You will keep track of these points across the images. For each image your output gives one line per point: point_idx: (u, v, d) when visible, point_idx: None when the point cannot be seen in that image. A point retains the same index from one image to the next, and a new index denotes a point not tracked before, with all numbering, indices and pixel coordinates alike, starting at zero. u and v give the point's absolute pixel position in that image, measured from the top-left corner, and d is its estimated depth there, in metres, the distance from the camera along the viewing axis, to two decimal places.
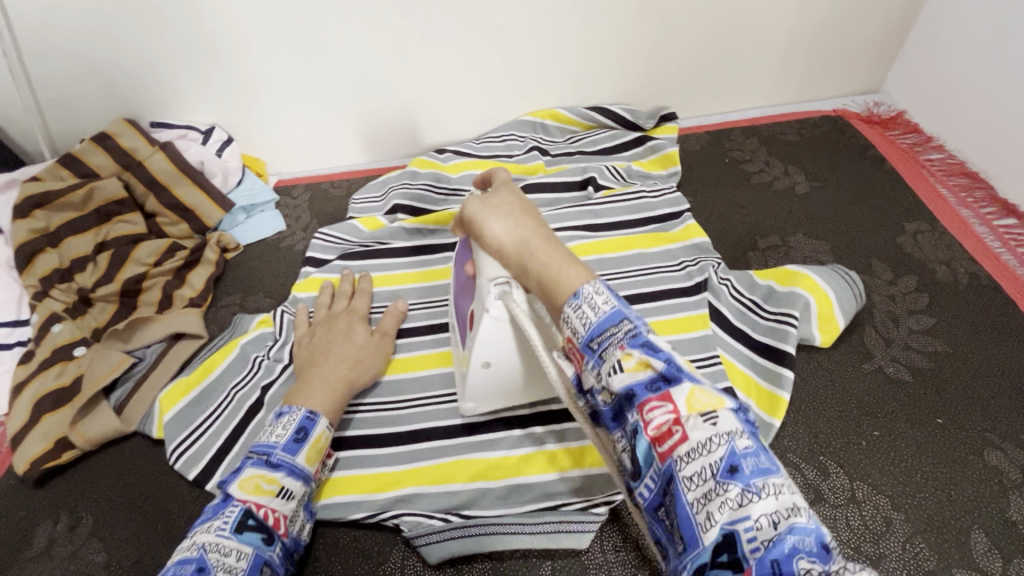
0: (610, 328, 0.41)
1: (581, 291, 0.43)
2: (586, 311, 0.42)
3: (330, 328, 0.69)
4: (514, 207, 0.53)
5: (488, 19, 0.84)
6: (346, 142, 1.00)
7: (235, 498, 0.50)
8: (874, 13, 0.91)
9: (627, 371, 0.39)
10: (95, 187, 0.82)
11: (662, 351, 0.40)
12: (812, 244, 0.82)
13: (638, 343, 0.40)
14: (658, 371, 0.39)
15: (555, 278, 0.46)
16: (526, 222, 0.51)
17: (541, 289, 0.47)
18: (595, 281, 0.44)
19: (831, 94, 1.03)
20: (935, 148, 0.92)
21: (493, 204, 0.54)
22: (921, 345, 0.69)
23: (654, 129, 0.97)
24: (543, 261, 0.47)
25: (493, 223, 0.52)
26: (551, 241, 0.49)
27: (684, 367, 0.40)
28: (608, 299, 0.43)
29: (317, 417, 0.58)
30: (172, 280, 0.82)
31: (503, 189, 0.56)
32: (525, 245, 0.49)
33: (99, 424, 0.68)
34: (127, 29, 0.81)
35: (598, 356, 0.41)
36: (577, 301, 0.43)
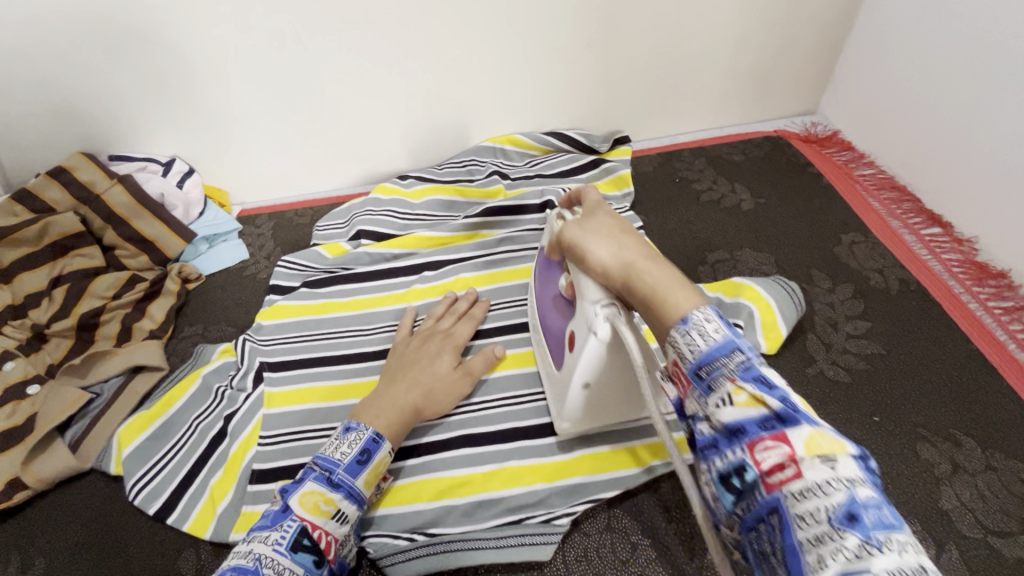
0: (720, 357, 0.39)
1: (691, 316, 0.41)
2: (695, 337, 0.40)
3: (420, 345, 0.70)
4: (613, 229, 0.51)
5: (444, 52, 0.88)
6: (310, 171, 1.02)
7: (295, 513, 0.51)
8: (804, 42, 0.99)
9: (736, 404, 0.37)
10: (51, 222, 0.81)
11: (777, 388, 0.37)
12: (757, 256, 0.87)
13: (751, 376, 0.37)
14: (771, 408, 0.36)
15: (662, 297, 0.44)
16: (628, 244, 0.49)
17: (649, 312, 0.45)
18: (704, 307, 0.41)
19: (771, 116, 1.11)
20: (867, 164, 0.99)
21: (590, 227, 0.52)
22: (858, 348, 0.74)
23: (608, 152, 1.02)
24: (651, 280, 0.45)
25: (597, 247, 0.50)
26: (656, 261, 0.47)
27: (802, 410, 0.36)
28: (718, 327, 0.40)
29: (381, 441, 0.58)
30: (131, 313, 0.82)
31: (604, 213, 0.54)
32: (629, 266, 0.47)
33: (53, 463, 0.67)
34: (84, 65, 0.82)
35: (707, 385, 0.39)
36: (685, 327, 0.41)
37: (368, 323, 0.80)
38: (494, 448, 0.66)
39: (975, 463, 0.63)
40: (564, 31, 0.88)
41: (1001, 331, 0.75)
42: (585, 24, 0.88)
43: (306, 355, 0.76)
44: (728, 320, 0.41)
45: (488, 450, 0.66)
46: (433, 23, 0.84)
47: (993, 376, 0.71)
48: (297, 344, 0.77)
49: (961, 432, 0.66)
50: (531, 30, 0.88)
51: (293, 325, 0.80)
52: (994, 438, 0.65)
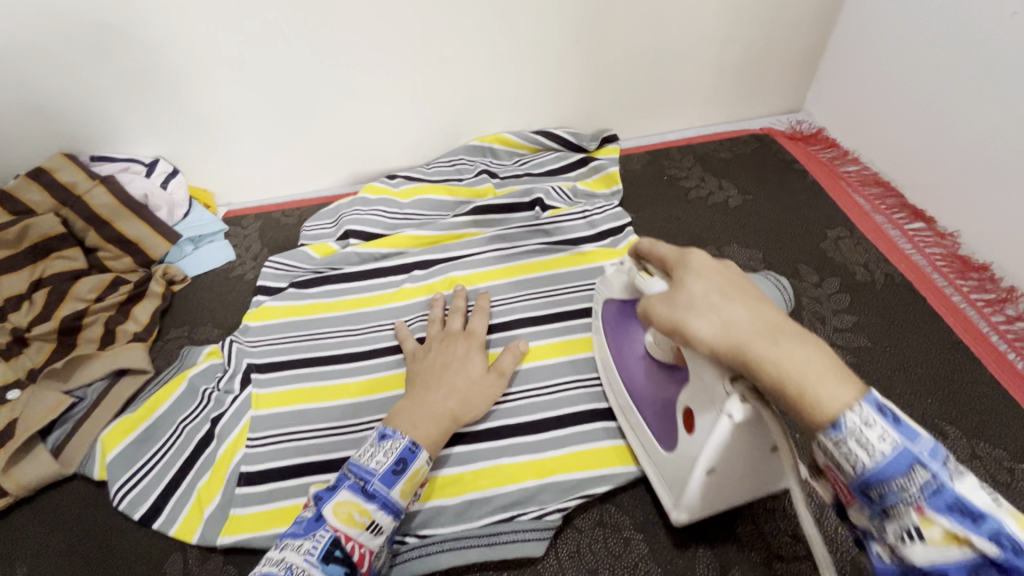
0: (896, 478, 0.34)
1: (843, 418, 0.35)
2: (856, 449, 0.35)
3: (445, 348, 0.69)
4: (715, 295, 0.44)
5: (433, 52, 0.88)
6: (297, 170, 1.01)
7: (328, 523, 0.49)
8: (789, 41, 1.00)
9: (931, 541, 0.33)
10: (30, 223, 0.79)
11: (983, 519, 0.33)
12: (745, 252, 0.88)
13: (944, 503, 0.33)
14: (981, 551, 0.32)
15: (803, 400, 0.37)
16: (737, 314, 0.42)
17: (788, 403, 0.39)
18: (860, 401, 0.35)
19: (757, 114, 1.12)
20: (852, 160, 1.01)
21: (683, 301, 0.45)
22: (846, 341, 0.75)
23: (597, 150, 1.02)
24: (782, 367, 0.38)
25: (698, 319, 0.44)
26: (781, 338, 0.40)
27: (1019, 536, 0.32)
28: (885, 434, 0.35)
29: (418, 450, 0.56)
30: (115, 315, 0.80)
31: (698, 268, 0.47)
32: (746, 351, 0.41)
33: (34, 469, 0.65)
34: (65, 64, 0.80)
35: (882, 508, 0.35)
36: (836, 432, 0.36)
37: (358, 322, 0.79)
38: (485, 445, 0.65)
39: (961, 451, 0.65)
40: (550, 30, 0.89)
41: (983, 323, 0.77)
42: (571, 23, 0.88)
43: (295, 355, 0.75)
44: (894, 413, 0.36)
45: (479, 447, 0.65)
46: (420, 22, 0.84)
47: (977, 367, 0.72)
48: (286, 345, 0.77)
49: (946, 422, 0.67)
50: (518, 29, 0.88)
51: (281, 326, 0.79)
52: (978, 427, 0.67)
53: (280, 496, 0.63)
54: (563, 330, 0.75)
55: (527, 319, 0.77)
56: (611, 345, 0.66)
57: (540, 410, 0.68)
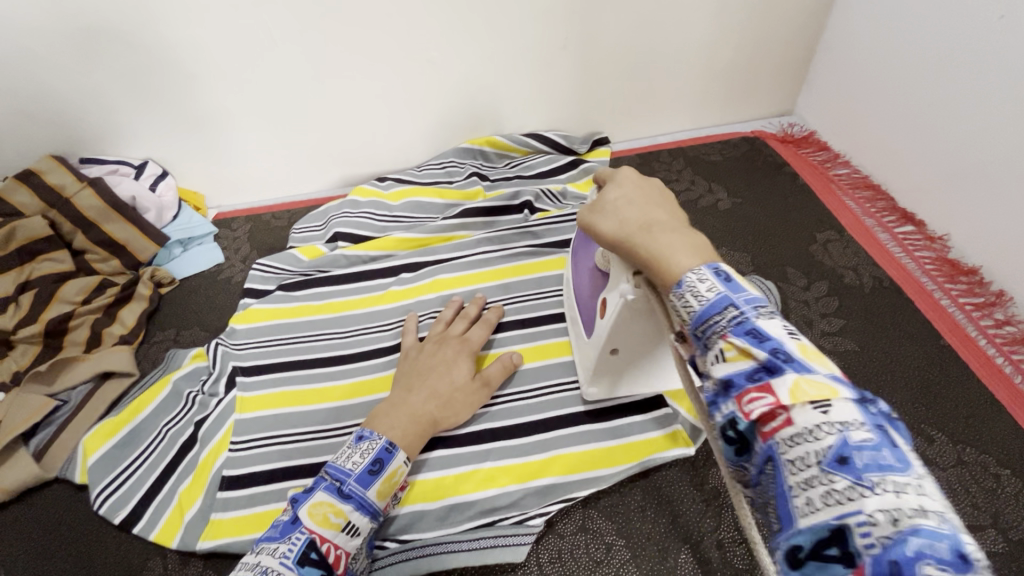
0: (713, 314, 0.35)
1: (684, 279, 0.38)
2: (691, 299, 0.37)
3: (436, 352, 0.68)
4: (629, 201, 0.47)
5: (422, 54, 0.88)
6: (287, 173, 1.01)
7: (304, 524, 0.48)
8: (779, 44, 1.00)
9: (728, 361, 0.34)
10: (18, 225, 0.79)
11: (770, 339, 0.33)
12: (734, 255, 0.87)
13: (744, 330, 0.34)
14: (759, 360, 0.32)
15: (661, 268, 0.40)
16: (638, 215, 0.45)
17: (652, 275, 0.42)
18: (700, 268, 0.38)
19: (748, 117, 1.12)
20: (842, 163, 1.01)
21: (602, 203, 0.49)
22: (833, 345, 0.75)
23: (587, 153, 1.02)
24: (655, 248, 0.42)
25: (603, 219, 0.47)
26: (666, 231, 0.42)
27: (798, 355, 0.32)
28: (713, 286, 0.36)
29: (395, 450, 0.56)
30: (101, 318, 0.80)
31: (625, 180, 0.50)
32: (633, 238, 0.44)
33: (16, 472, 0.65)
34: (53, 66, 0.80)
35: (702, 343, 0.36)
36: (679, 290, 0.38)
37: (345, 325, 0.79)
38: (468, 450, 0.65)
39: (947, 457, 0.64)
40: (540, 33, 0.89)
41: (972, 328, 0.77)
42: (561, 26, 0.88)
43: (280, 359, 0.75)
44: (728, 275, 0.37)
45: (461, 452, 0.64)
46: (408, 25, 0.83)
47: (965, 373, 0.72)
48: (271, 348, 0.76)
49: (933, 428, 0.67)
50: (508, 32, 0.88)
51: (267, 329, 0.79)
52: (964, 433, 0.66)
53: (262, 501, 0.63)
54: (549, 333, 0.75)
55: (514, 322, 0.77)
56: (573, 257, 0.69)
57: (524, 415, 0.67)
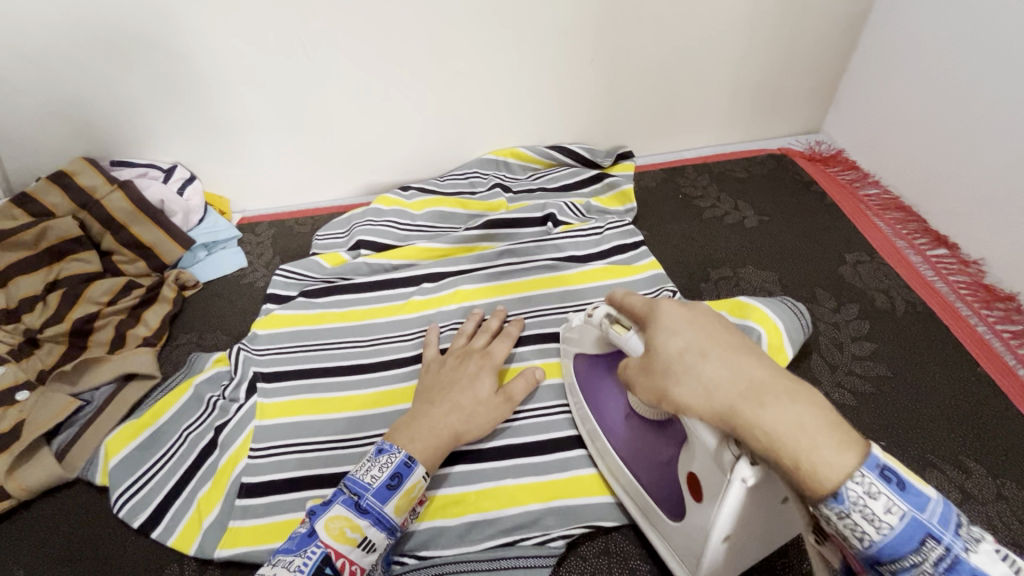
0: (906, 552, 0.33)
1: (844, 490, 0.34)
2: (864, 526, 0.34)
3: (458, 366, 0.67)
4: (705, 349, 0.41)
5: (450, 66, 0.88)
6: (312, 179, 1.02)
7: (320, 539, 0.49)
8: (808, 62, 0.99)
9: (878, 530, 0.34)
10: (48, 226, 0.80)
11: (912, 489, 0.34)
12: (761, 274, 0.86)
13: (959, 574, 0.33)
14: (877, 493, 0.35)
15: (801, 465, 0.35)
16: (733, 374, 0.39)
17: (784, 468, 0.37)
18: (857, 465, 0.34)
19: (775, 134, 1.11)
20: (872, 183, 0.99)
21: (665, 362, 0.43)
22: (864, 370, 0.73)
23: (611, 166, 1.02)
24: (782, 434, 0.36)
25: (681, 387, 0.42)
26: (779, 398, 0.37)
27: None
28: (833, 450, 0.35)
29: (414, 465, 0.55)
30: (126, 319, 0.81)
31: (678, 324, 0.44)
32: (740, 419, 0.38)
33: (38, 472, 0.65)
34: (90, 71, 0.82)
35: (821, 489, 0.36)
36: (836, 500, 0.34)
37: (368, 333, 0.79)
38: (488, 466, 0.64)
39: (985, 491, 0.62)
40: (567, 46, 0.89)
41: (1010, 355, 0.74)
42: (588, 40, 0.89)
43: (302, 365, 0.75)
44: (848, 443, 0.35)
45: (483, 468, 0.63)
46: (438, 36, 0.84)
47: (1005, 404, 0.69)
48: (293, 354, 0.76)
49: (970, 459, 0.64)
50: (535, 44, 0.88)
51: (288, 335, 0.79)
52: (1005, 467, 0.64)
53: (281, 510, 0.62)
54: None
55: (536, 336, 0.76)
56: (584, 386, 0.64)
57: (546, 431, 0.66)
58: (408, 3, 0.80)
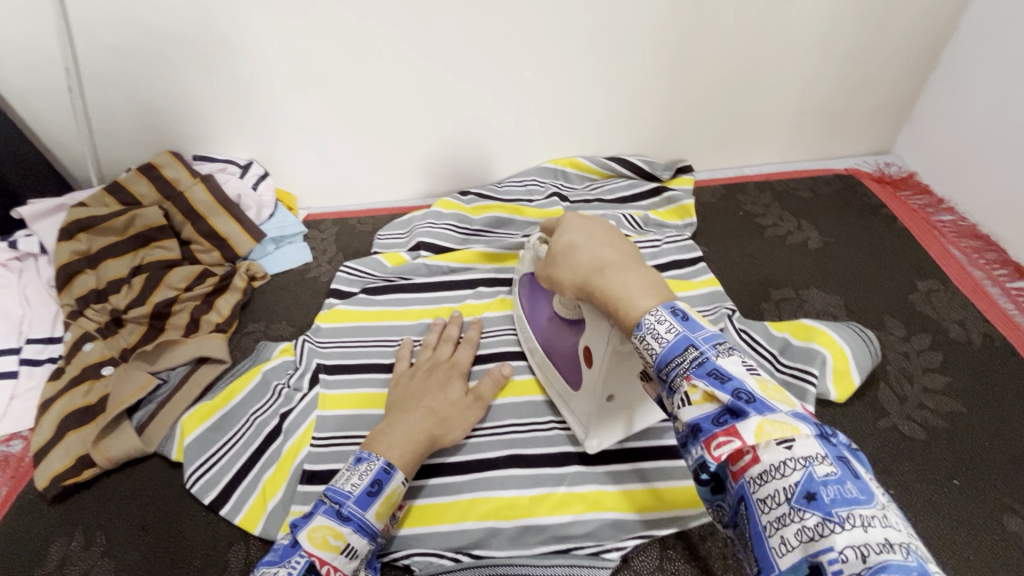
0: (675, 358, 0.41)
1: (644, 321, 0.44)
2: (651, 340, 0.43)
3: (428, 374, 0.69)
4: (592, 237, 0.54)
5: (517, 75, 0.90)
6: (375, 181, 1.05)
7: (303, 548, 0.50)
8: (882, 83, 0.96)
9: (694, 402, 0.39)
10: (137, 214, 0.86)
11: (730, 380, 0.38)
12: (825, 297, 0.84)
13: (705, 372, 0.39)
14: (723, 404, 0.38)
15: (621, 306, 0.46)
16: (602, 254, 0.51)
17: (611, 314, 0.48)
18: (657, 309, 0.44)
19: (843, 154, 1.08)
20: (946, 210, 0.95)
21: (560, 249, 0.56)
22: (936, 404, 0.69)
23: (670, 180, 1.01)
24: (610, 287, 0.48)
25: (560, 268, 0.55)
26: (626, 268, 0.49)
27: (758, 395, 0.38)
28: (670, 327, 0.42)
29: (393, 471, 0.56)
30: (201, 305, 0.85)
31: (570, 225, 0.57)
32: (589, 280, 0.51)
33: (120, 444, 0.69)
34: (181, 71, 0.87)
35: (669, 387, 0.41)
36: (641, 332, 0.44)
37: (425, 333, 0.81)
38: (541, 473, 0.65)
39: None
40: (636, 60, 0.89)
41: None
42: (657, 55, 0.89)
43: (364, 359, 0.78)
44: (683, 314, 0.43)
45: (536, 474, 0.65)
46: (508, 46, 0.86)
47: None
48: (356, 349, 0.79)
49: None
50: (604, 56, 0.88)
51: (349, 330, 0.82)
52: None
53: None
54: None
55: None
56: (525, 306, 0.74)
57: None
58: (483, 13, 0.82)
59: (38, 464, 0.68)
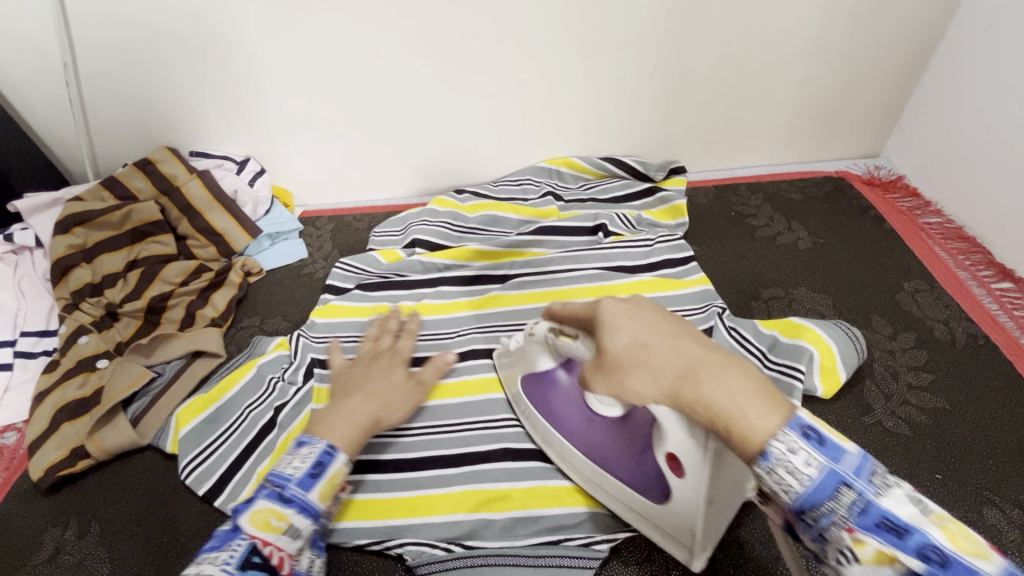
0: (824, 501, 0.33)
1: (770, 448, 0.33)
2: (787, 478, 0.33)
3: (369, 363, 0.69)
4: (652, 328, 0.41)
5: (513, 75, 0.91)
6: (371, 179, 1.06)
7: (244, 531, 0.50)
8: (872, 87, 0.98)
9: (863, 559, 0.32)
10: (133, 209, 0.87)
11: (908, 533, 0.31)
12: (814, 297, 0.85)
13: (871, 522, 0.32)
14: (909, 566, 0.31)
15: (736, 426, 0.35)
16: (681, 349, 0.38)
17: (722, 435, 0.36)
18: (785, 432, 0.33)
19: (833, 157, 1.09)
20: (933, 212, 0.97)
21: (617, 348, 0.42)
22: (920, 401, 0.71)
23: (663, 180, 1.02)
24: (715, 397, 0.35)
25: (628, 375, 0.41)
26: (723, 368, 0.36)
27: (945, 547, 0.31)
28: (810, 459, 0.33)
29: (335, 453, 0.56)
30: (196, 300, 0.85)
31: (618, 317, 0.44)
32: (676, 390, 0.38)
33: (116, 436, 0.70)
34: (178, 67, 0.87)
35: (818, 532, 0.34)
36: (766, 463, 0.34)
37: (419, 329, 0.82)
38: (532, 466, 0.66)
39: None
40: (630, 62, 0.91)
41: None
42: (651, 57, 0.90)
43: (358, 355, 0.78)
44: (819, 434, 0.33)
45: (527, 467, 0.66)
46: (503, 46, 0.87)
47: None
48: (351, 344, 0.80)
49: None
50: (598, 58, 0.90)
51: (344, 325, 0.82)
52: None
53: None
54: None
55: None
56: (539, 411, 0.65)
57: None
58: (479, 13, 0.83)
59: (33, 456, 0.69)
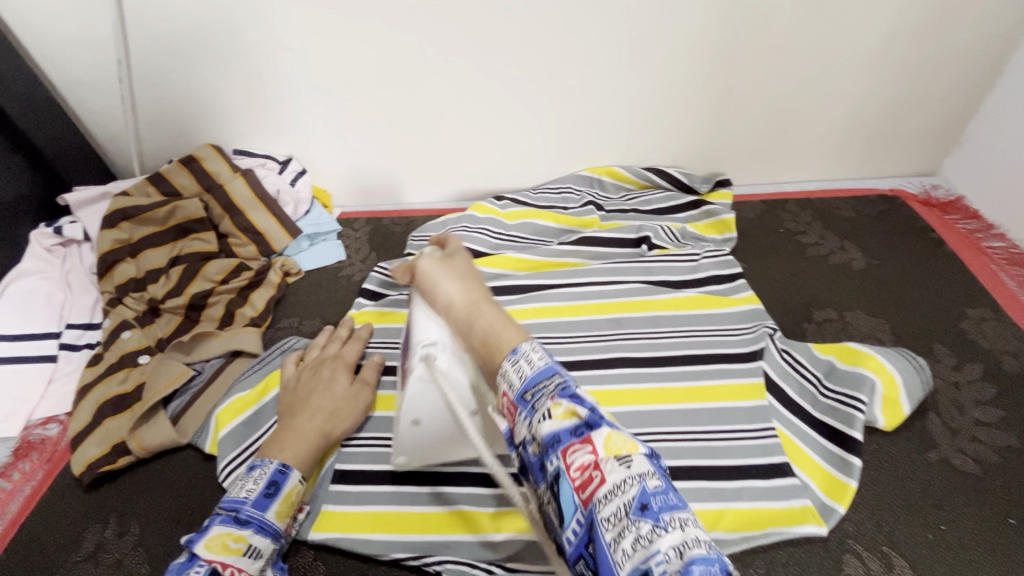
0: (542, 380, 0.41)
1: (521, 349, 0.44)
2: (521, 365, 0.42)
3: (312, 374, 0.69)
4: (467, 271, 0.54)
5: (560, 82, 0.89)
6: (410, 183, 1.06)
7: (202, 558, 0.50)
8: (933, 103, 0.94)
9: (554, 419, 0.38)
10: (178, 206, 0.87)
11: (587, 404, 0.39)
12: (870, 321, 0.81)
13: (567, 394, 0.40)
14: (581, 420, 0.38)
15: (496, 342, 0.46)
16: (478, 285, 0.52)
17: (482, 348, 0.47)
18: (532, 341, 0.44)
19: (888, 174, 1.05)
20: (997, 236, 0.92)
21: (445, 265, 0.54)
22: (989, 438, 0.67)
23: (709, 194, 0.99)
24: (494, 322, 0.48)
25: (444, 282, 0.53)
26: (497, 304, 0.50)
27: (609, 419, 0.39)
28: (542, 355, 0.43)
29: (289, 471, 0.58)
30: (235, 299, 0.85)
31: (457, 253, 0.58)
32: (476, 307, 0.49)
33: (156, 433, 0.70)
34: (228, 66, 0.88)
35: (530, 407, 0.40)
36: (515, 357, 0.43)
37: None
38: None
39: None
40: (681, 72, 0.88)
41: None
42: (703, 67, 0.88)
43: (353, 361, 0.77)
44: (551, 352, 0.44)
45: None
46: (553, 53, 0.86)
47: None
48: (392, 350, 0.79)
49: None
50: (648, 65, 0.87)
51: (380, 331, 0.82)
52: None
53: (375, 501, 0.64)
54: (663, 376, 0.72)
55: (631, 359, 0.74)
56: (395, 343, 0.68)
57: None
58: (530, 19, 0.82)
59: (75, 450, 0.69)
